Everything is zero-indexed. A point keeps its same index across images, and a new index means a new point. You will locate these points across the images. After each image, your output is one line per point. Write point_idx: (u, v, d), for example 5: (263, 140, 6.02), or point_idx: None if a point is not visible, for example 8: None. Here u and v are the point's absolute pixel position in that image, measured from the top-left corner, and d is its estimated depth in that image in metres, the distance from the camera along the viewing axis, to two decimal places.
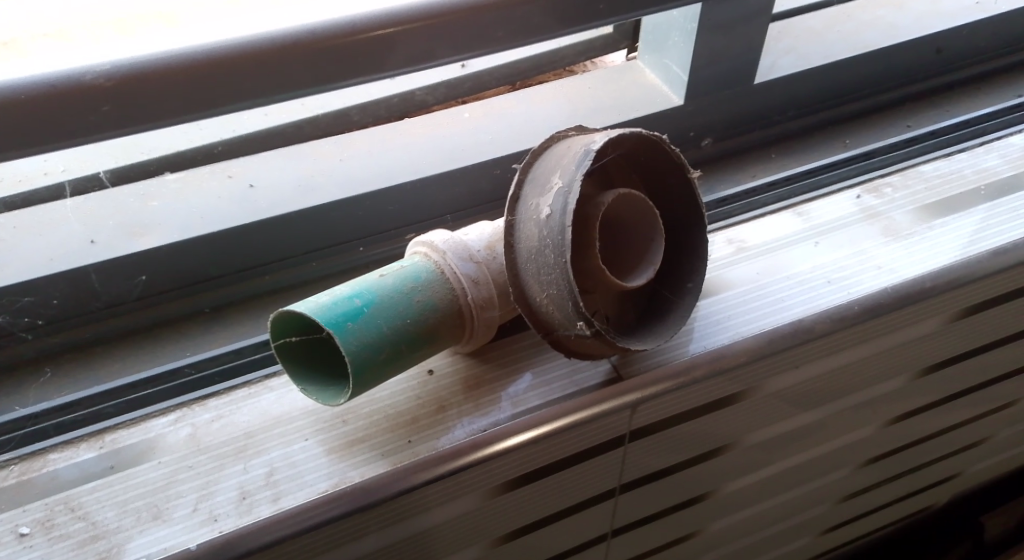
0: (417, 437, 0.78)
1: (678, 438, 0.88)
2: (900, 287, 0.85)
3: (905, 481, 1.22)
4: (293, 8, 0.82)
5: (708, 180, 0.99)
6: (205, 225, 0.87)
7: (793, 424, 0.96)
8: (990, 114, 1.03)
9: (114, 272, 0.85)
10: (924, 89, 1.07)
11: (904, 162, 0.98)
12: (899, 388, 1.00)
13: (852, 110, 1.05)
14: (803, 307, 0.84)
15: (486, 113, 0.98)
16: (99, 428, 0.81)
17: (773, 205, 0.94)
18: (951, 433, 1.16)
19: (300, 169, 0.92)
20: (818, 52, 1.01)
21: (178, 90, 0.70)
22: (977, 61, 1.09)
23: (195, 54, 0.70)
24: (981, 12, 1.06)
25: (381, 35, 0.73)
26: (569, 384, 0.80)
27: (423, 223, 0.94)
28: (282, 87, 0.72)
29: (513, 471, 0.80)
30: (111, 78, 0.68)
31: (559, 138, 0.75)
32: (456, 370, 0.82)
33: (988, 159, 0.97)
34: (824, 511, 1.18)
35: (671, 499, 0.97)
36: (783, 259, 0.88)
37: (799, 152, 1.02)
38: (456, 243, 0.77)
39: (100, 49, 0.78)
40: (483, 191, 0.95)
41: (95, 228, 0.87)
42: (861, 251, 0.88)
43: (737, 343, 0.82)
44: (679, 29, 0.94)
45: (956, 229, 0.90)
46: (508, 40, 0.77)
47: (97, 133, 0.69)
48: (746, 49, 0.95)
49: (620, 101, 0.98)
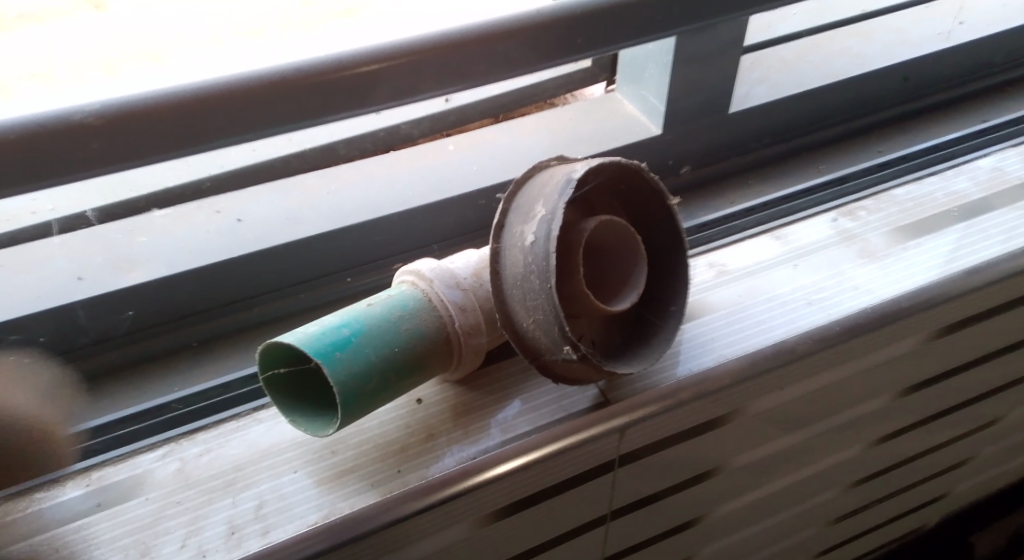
0: (407, 466, 0.78)
1: (666, 462, 0.89)
2: (878, 308, 0.87)
3: (891, 502, 1.23)
4: (276, 51, 0.84)
5: (687, 207, 1.01)
6: (191, 259, 0.87)
7: (780, 446, 0.97)
8: (957, 139, 1.06)
9: (101, 307, 0.85)
10: (894, 116, 1.10)
11: (877, 186, 1.00)
12: (882, 408, 1.01)
13: (826, 137, 1.08)
14: (786, 328, 0.85)
15: (469, 145, 0.99)
16: (86, 465, 0.81)
17: (752, 230, 0.96)
18: (934, 453, 1.17)
19: (286, 203, 0.93)
20: (790, 82, 1.04)
21: (166, 129, 0.70)
22: (943, 88, 1.12)
23: (184, 92, 0.71)
24: (945, 42, 1.09)
25: (367, 71, 0.74)
26: (558, 410, 0.81)
27: (408, 254, 0.95)
28: (269, 123, 0.73)
29: (503, 499, 0.80)
30: (100, 117, 0.69)
31: (542, 168, 0.77)
32: (444, 397, 0.83)
33: (958, 182, 0.99)
34: (813, 534, 1.19)
35: (663, 524, 0.97)
36: (763, 282, 0.90)
37: (775, 178, 1.04)
38: (443, 270, 0.78)
39: (89, 90, 0.80)
40: (468, 220, 0.96)
41: (82, 263, 0.87)
42: (839, 272, 0.90)
43: (720, 364, 0.83)
44: (655, 61, 0.96)
45: (931, 250, 0.92)
46: (491, 74, 0.78)
47: (84, 170, 0.70)
48: (721, 79, 0.97)
49: (600, 132, 1.00)
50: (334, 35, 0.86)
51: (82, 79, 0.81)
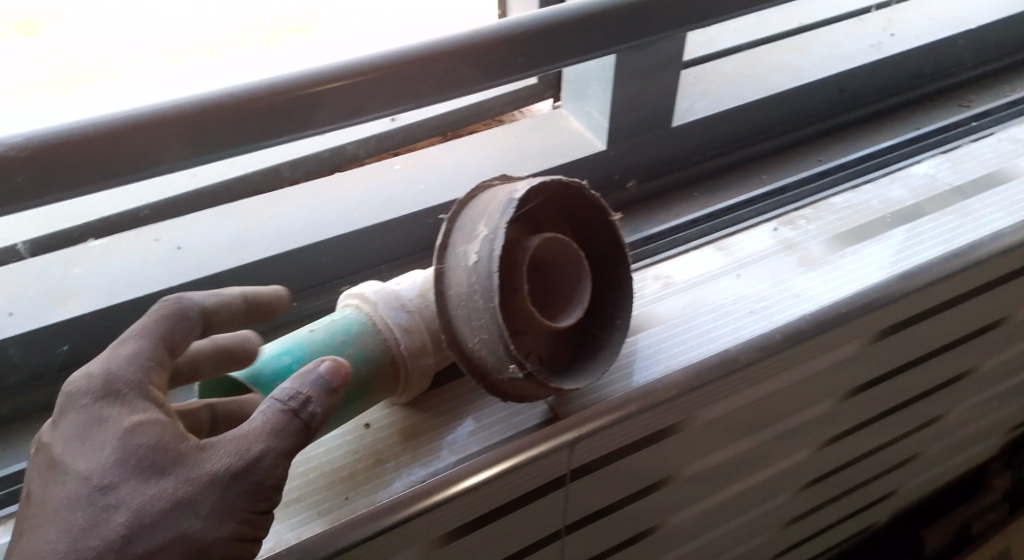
0: (354, 493, 0.78)
1: (618, 475, 0.90)
2: (817, 315, 0.89)
3: (844, 503, 1.26)
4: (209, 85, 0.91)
5: (632, 220, 1.02)
6: (129, 288, 0.86)
7: (730, 453, 0.99)
8: (891, 147, 1.08)
9: (35, 342, 0.84)
10: (832, 126, 1.13)
11: (815, 196, 1.02)
12: (828, 412, 1.03)
13: (766, 148, 1.10)
14: (729, 337, 0.87)
15: (416, 164, 1.00)
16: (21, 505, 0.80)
17: (695, 241, 0.98)
18: (882, 453, 1.20)
19: (229, 228, 0.93)
20: (730, 94, 1.06)
21: (99, 157, 0.70)
22: (878, 97, 1.15)
23: (116, 120, 0.70)
24: (877, 53, 1.12)
25: (305, 95, 0.74)
26: (507, 428, 0.81)
27: (358, 274, 0.95)
28: (207, 149, 0.73)
29: (454, 520, 0.81)
30: (26, 149, 0.68)
31: (484, 188, 0.78)
32: (393, 420, 0.83)
33: (892, 190, 1.01)
34: (768, 538, 1.21)
35: (620, 535, 0.98)
36: (708, 292, 0.91)
37: (718, 190, 1.06)
38: (387, 292, 0.79)
39: (37, 118, 0.87)
40: (415, 240, 0.96)
41: (14, 297, 0.86)
42: (780, 281, 0.92)
43: (666, 376, 0.84)
44: (597, 78, 0.97)
45: (866, 257, 0.94)
46: (433, 94, 0.79)
47: (13, 203, 0.69)
48: (660, 94, 0.99)
49: (546, 148, 1.01)
50: (285, 58, 0.95)
51: (33, 100, 0.88)
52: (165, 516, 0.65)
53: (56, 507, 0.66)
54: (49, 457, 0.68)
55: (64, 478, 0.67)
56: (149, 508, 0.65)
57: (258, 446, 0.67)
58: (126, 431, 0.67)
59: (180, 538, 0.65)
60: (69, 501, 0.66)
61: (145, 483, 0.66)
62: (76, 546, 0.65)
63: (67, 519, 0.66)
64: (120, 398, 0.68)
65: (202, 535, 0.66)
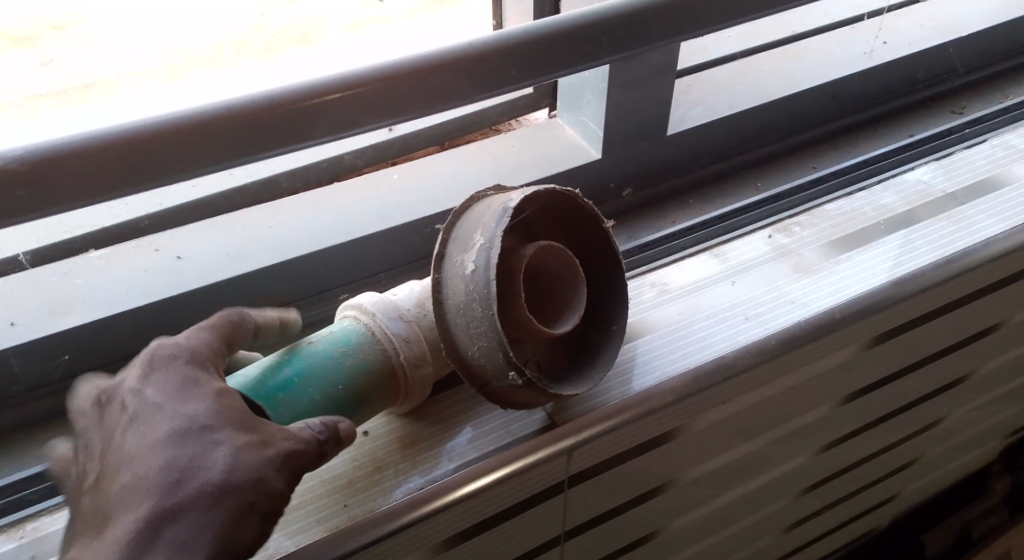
0: (353, 500, 0.79)
1: (616, 480, 0.90)
2: (812, 321, 0.89)
3: (844, 507, 1.26)
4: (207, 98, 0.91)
5: (628, 228, 1.03)
6: (128, 299, 0.87)
7: (729, 458, 0.99)
8: (884, 154, 1.10)
9: (35, 353, 0.84)
10: (826, 133, 1.14)
11: (810, 203, 1.03)
12: (826, 417, 1.04)
13: (761, 155, 1.11)
14: (724, 344, 0.87)
15: (413, 173, 1.01)
16: (22, 515, 0.81)
17: (690, 249, 0.99)
18: (881, 457, 1.20)
19: (228, 238, 0.93)
20: (724, 102, 1.07)
21: (97, 170, 0.71)
22: (871, 104, 1.16)
23: (114, 134, 0.71)
24: (870, 61, 1.13)
25: (301, 108, 0.75)
26: (505, 435, 0.82)
27: (357, 283, 0.96)
28: (204, 162, 0.74)
29: (453, 527, 0.81)
30: (25, 163, 0.69)
31: (479, 198, 0.78)
32: (392, 429, 0.84)
33: (886, 197, 1.02)
34: (768, 542, 1.21)
35: (620, 540, 0.99)
36: (703, 299, 0.92)
37: (714, 197, 1.07)
38: (385, 303, 0.79)
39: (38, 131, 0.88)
40: (414, 249, 0.97)
41: (15, 309, 0.87)
42: (774, 288, 0.93)
43: (662, 383, 0.85)
44: (591, 88, 0.98)
45: (861, 263, 0.94)
46: (427, 106, 0.80)
47: (13, 217, 0.70)
48: (655, 102, 1.00)
49: (542, 157, 1.02)
50: (285, 68, 0.96)
51: (36, 110, 0.89)
52: (246, 462, 0.68)
53: (150, 447, 0.69)
54: (145, 401, 0.70)
55: (155, 421, 0.69)
56: (236, 459, 0.68)
57: (281, 441, 0.70)
58: (220, 392, 0.70)
59: (257, 484, 0.68)
60: (169, 438, 0.68)
61: (229, 434, 0.69)
62: (161, 485, 0.68)
63: (159, 459, 0.68)
64: (208, 369, 0.72)
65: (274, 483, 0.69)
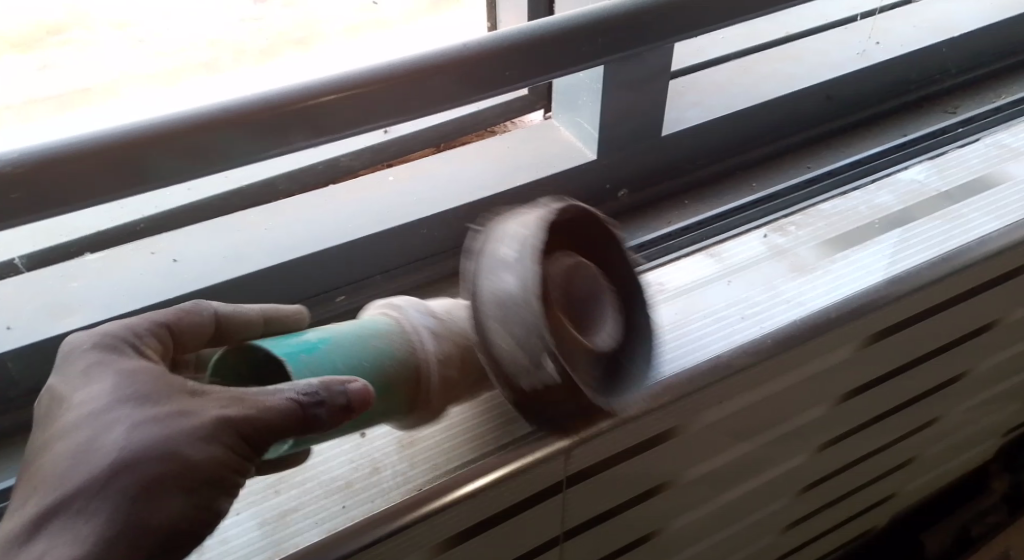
0: (352, 502, 0.78)
1: (616, 480, 0.91)
2: (809, 319, 0.89)
3: (843, 506, 1.26)
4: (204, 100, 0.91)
5: (625, 229, 1.03)
6: (128, 302, 0.87)
7: (728, 458, 1.00)
8: (878, 154, 1.10)
9: (32, 356, 0.84)
10: (821, 133, 1.14)
11: (805, 201, 1.03)
12: (824, 415, 1.04)
13: (757, 156, 1.11)
14: (722, 343, 0.88)
15: (410, 175, 1.01)
16: None
17: (687, 249, 0.99)
18: (879, 456, 1.21)
19: (227, 241, 0.93)
20: (720, 103, 1.07)
21: (94, 171, 0.71)
22: (866, 105, 1.16)
23: (111, 136, 0.71)
24: (864, 61, 1.13)
25: (298, 109, 0.75)
26: (504, 435, 0.82)
27: (355, 284, 0.96)
28: (201, 164, 0.74)
29: (453, 527, 0.81)
30: (23, 164, 0.69)
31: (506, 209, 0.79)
32: (390, 430, 0.84)
33: (881, 196, 1.03)
34: (768, 542, 1.21)
35: (621, 540, 0.99)
36: (700, 298, 0.92)
37: (710, 198, 1.07)
38: (417, 305, 0.80)
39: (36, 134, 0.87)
40: (412, 250, 0.97)
41: (13, 312, 0.86)
42: (771, 287, 0.93)
43: (661, 382, 0.84)
44: (586, 89, 0.98)
45: (858, 262, 0.95)
46: (424, 107, 0.80)
47: (11, 219, 0.70)
48: (651, 103, 1.00)
49: (539, 158, 1.02)
50: (282, 71, 0.97)
51: (33, 115, 0.89)
52: (185, 436, 0.66)
53: (59, 433, 0.67)
54: (59, 391, 0.69)
55: (66, 409, 0.68)
56: (143, 431, 0.66)
57: (211, 412, 0.67)
58: (127, 372, 0.69)
59: (169, 456, 0.65)
60: (79, 420, 0.67)
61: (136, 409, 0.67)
62: (87, 459, 0.65)
63: (71, 441, 0.66)
64: (125, 352, 0.71)
65: (197, 453, 0.66)
